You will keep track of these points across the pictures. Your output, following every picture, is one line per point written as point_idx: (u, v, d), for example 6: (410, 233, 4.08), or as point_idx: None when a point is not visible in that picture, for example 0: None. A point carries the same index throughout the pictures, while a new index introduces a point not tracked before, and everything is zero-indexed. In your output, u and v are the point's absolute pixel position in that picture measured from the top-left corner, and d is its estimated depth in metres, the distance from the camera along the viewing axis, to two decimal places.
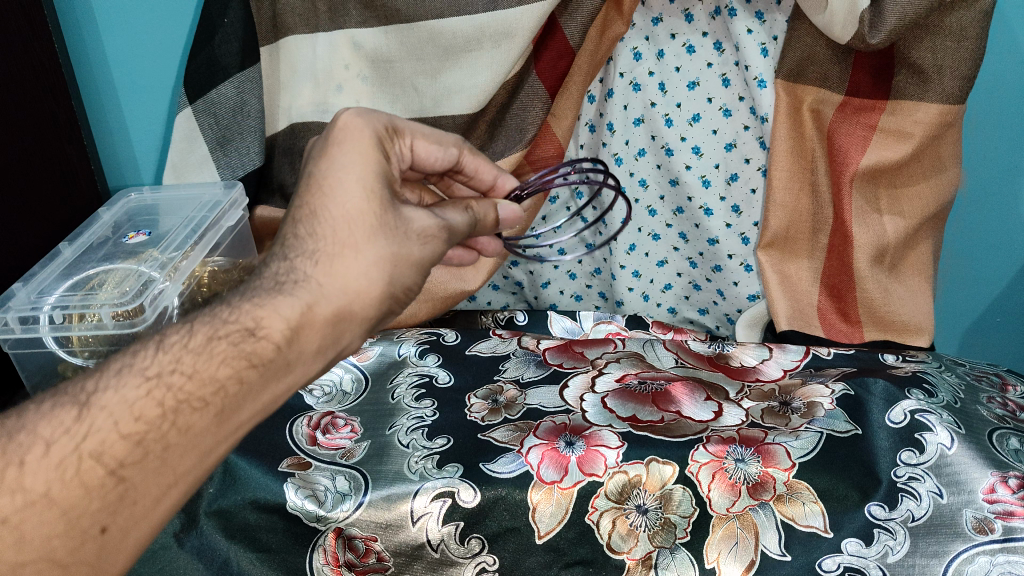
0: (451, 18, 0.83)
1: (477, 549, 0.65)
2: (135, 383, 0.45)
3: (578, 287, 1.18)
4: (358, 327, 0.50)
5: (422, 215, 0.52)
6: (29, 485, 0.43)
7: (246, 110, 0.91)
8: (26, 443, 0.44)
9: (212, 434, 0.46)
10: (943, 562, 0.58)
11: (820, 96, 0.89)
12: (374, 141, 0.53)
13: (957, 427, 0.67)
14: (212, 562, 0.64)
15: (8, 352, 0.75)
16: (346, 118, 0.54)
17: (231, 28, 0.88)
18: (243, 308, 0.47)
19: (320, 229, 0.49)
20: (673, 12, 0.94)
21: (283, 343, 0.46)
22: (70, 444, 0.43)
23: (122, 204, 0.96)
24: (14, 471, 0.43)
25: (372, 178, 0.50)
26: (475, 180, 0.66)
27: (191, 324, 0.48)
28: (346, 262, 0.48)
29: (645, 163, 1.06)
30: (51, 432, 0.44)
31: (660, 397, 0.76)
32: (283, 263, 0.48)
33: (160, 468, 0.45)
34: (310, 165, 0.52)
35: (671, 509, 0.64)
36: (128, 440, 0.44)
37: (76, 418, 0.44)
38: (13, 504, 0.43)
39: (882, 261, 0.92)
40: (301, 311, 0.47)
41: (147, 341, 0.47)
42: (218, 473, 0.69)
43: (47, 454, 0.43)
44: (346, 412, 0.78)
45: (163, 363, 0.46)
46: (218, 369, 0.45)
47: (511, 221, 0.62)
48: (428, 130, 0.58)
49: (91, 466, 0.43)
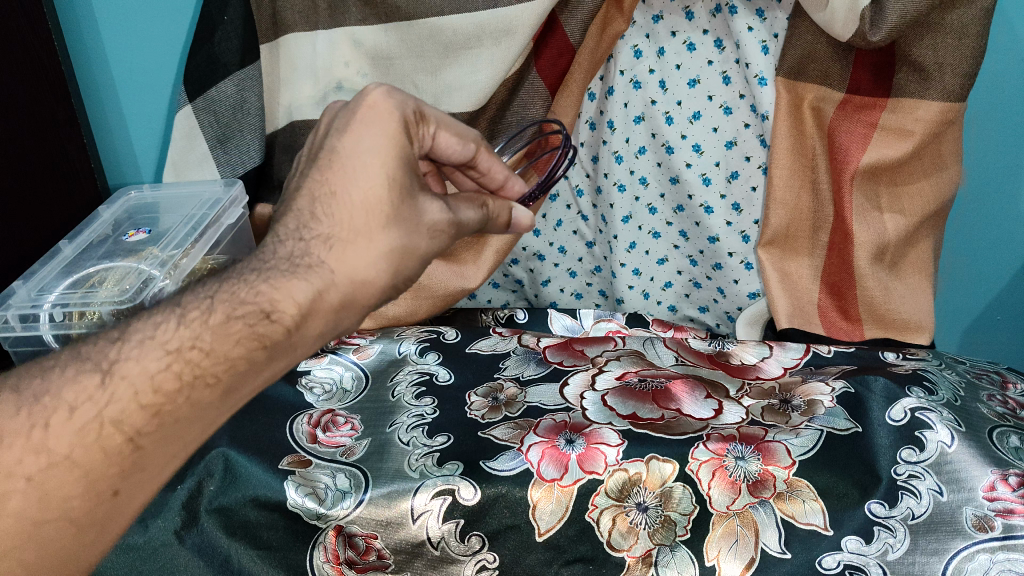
0: (451, 16, 0.83)
1: (476, 547, 0.65)
2: (155, 356, 0.45)
3: (578, 285, 1.18)
4: (358, 314, 0.51)
5: (435, 208, 0.51)
6: (53, 447, 0.45)
7: (246, 108, 0.90)
8: (51, 406, 0.45)
9: (215, 408, 0.48)
10: (943, 560, 0.58)
11: (821, 93, 0.88)
12: (401, 126, 0.50)
13: (958, 426, 0.67)
14: (212, 560, 0.65)
15: (8, 350, 0.76)
16: (376, 95, 0.51)
17: (230, 25, 0.87)
18: (260, 288, 0.47)
19: (339, 211, 0.48)
20: (673, 10, 0.94)
21: (292, 327, 0.47)
22: (92, 411, 0.45)
23: (122, 202, 0.96)
24: (39, 433, 0.45)
25: (394, 166, 0.49)
26: (484, 177, 0.61)
27: (211, 299, 0.47)
28: (357, 250, 0.48)
29: (646, 161, 1.06)
30: (74, 397, 0.45)
31: (660, 396, 0.75)
32: (299, 244, 0.48)
33: (170, 437, 0.46)
34: (333, 139, 0.50)
35: (671, 507, 0.64)
36: (146, 410, 0.45)
37: (98, 385, 0.45)
38: (37, 464, 0.45)
39: (882, 258, 0.92)
40: (312, 298, 0.47)
41: (169, 311, 0.48)
42: (218, 469, 0.69)
43: (70, 419, 0.45)
44: (346, 411, 0.78)
45: (184, 336, 0.46)
46: (232, 348, 0.46)
47: (521, 226, 0.62)
48: (453, 121, 0.55)
49: (111, 433, 0.45)
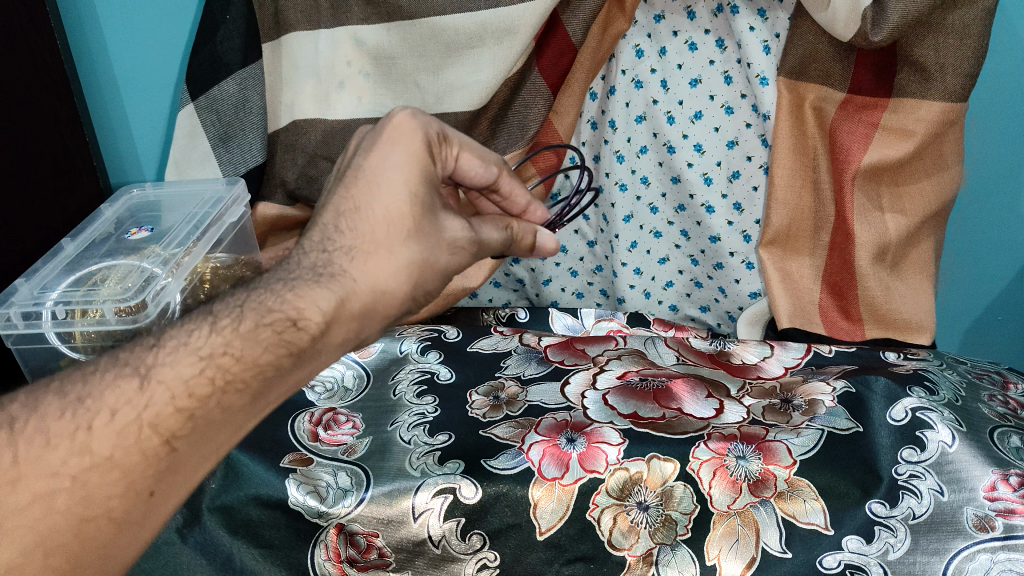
0: (453, 15, 0.83)
1: (477, 546, 0.65)
2: (189, 362, 0.46)
3: (579, 285, 1.19)
4: (378, 325, 0.51)
5: (456, 226, 0.52)
6: (95, 448, 0.44)
7: (248, 107, 0.92)
8: (94, 408, 0.45)
9: (245, 413, 0.48)
10: (944, 560, 0.58)
11: (822, 94, 0.89)
12: (425, 146, 0.52)
13: (959, 426, 0.67)
14: (214, 558, 0.65)
15: (10, 347, 0.76)
16: (401, 118, 0.53)
17: (233, 24, 0.89)
18: (285, 297, 0.47)
19: (362, 225, 0.49)
20: (675, 9, 0.94)
21: (317, 334, 0.48)
22: (132, 413, 0.45)
23: (125, 199, 0.96)
24: (82, 435, 0.45)
25: (417, 183, 0.50)
26: (506, 202, 0.62)
27: (241, 308, 0.48)
28: (378, 262, 0.49)
29: (647, 160, 1.06)
30: (114, 401, 0.45)
31: (661, 395, 0.76)
32: (321, 255, 0.49)
33: (203, 440, 0.47)
34: (359, 158, 0.52)
35: (672, 506, 0.64)
36: (181, 413, 0.45)
37: (137, 388, 0.45)
38: (80, 464, 0.44)
39: (884, 258, 0.92)
40: (335, 305, 0.48)
41: (202, 319, 0.48)
42: (221, 468, 0.69)
43: (111, 421, 0.44)
44: (348, 409, 0.78)
45: (217, 343, 0.47)
46: (261, 354, 0.47)
47: (545, 250, 0.62)
48: (476, 145, 0.56)
49: (149, 435, 0.45)
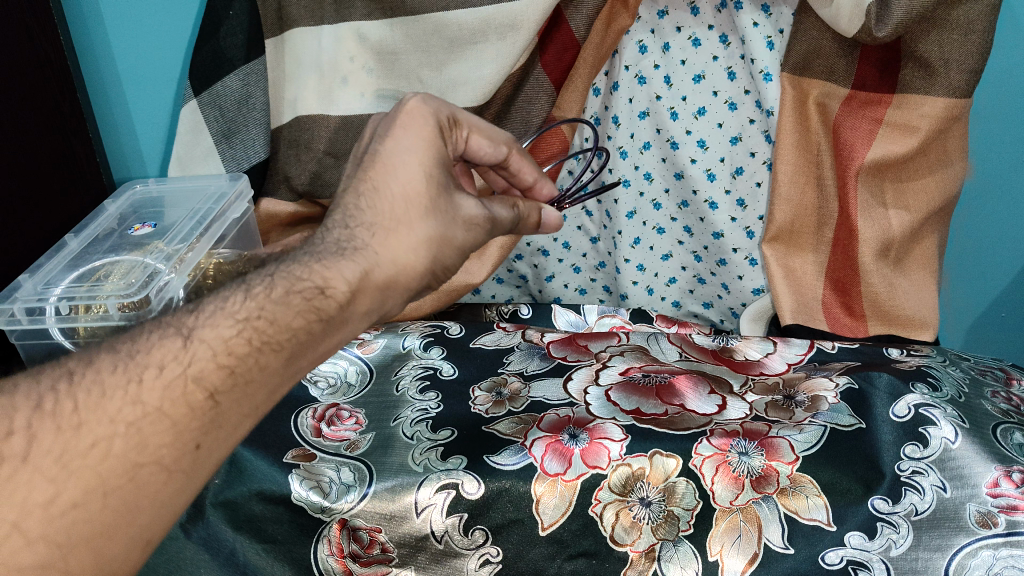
0: (457, 11, 0.83)
1: (480, 541, 0.65)
2: (226, 324, 0.45)
3: (582, 281, 1.19)
4: (401, 295, 0.51)
5: (471, 204, 0.53)
6: (145, 399, 0.42)
7: (251, 102, 0.91)
8: (144, 363, 0.43)
9: (279, 376, 0.46)
10: (946, 556, 0.59)
11: (826, 90, 0.88)
12: (437, 131, 0.53)
13: (962, 421, 0.66)
14: (218, 553, 0.66)
15: (15, 342, 0.77)
16: (411, 103, 0.54)
17: (236, 20, 0.88)
18: (314, 267, 0.47)
19: (380, 203, 0.49)
20: (678, 5, 0.94)
21: (343, 302, 0.47)
22: (177, 368, 0.43)
23: (128, 195, 0.96)
24: (133, 387, 0.42)
25: (432, 164, 0.51)
26: (514, 177, 0.63)
27: (272, 277, 0.47)
28: (399, 238, 0.49)
29: (650, 156, 1.06)
30: (161, 357, 0.43)
31: (663, 390, 0.75)
32: (344, 231, 0.49)
33: (244, 397, 0.45)
34: (374, 143, 0.52)
35: (674, 502, 0.64)
36: (223, 369, 0.44)
37: (180, 347, 0.44)
38: (132, 415, 0.42)
39: (887, 255, 0.92)
40: (359, 276, 0.47)
41: (234, 288, 0.47)
42: (226, 463, 0.69)
43: (158, 376, 0.42)
44: (351, 405, 0.78)
45: (251, 307, 0.45)
46: (293, 318, 0.45)
47: (548, 225, 0.64)
48: (484, 125, 0.57)
49: (193, 390, 0.43)
